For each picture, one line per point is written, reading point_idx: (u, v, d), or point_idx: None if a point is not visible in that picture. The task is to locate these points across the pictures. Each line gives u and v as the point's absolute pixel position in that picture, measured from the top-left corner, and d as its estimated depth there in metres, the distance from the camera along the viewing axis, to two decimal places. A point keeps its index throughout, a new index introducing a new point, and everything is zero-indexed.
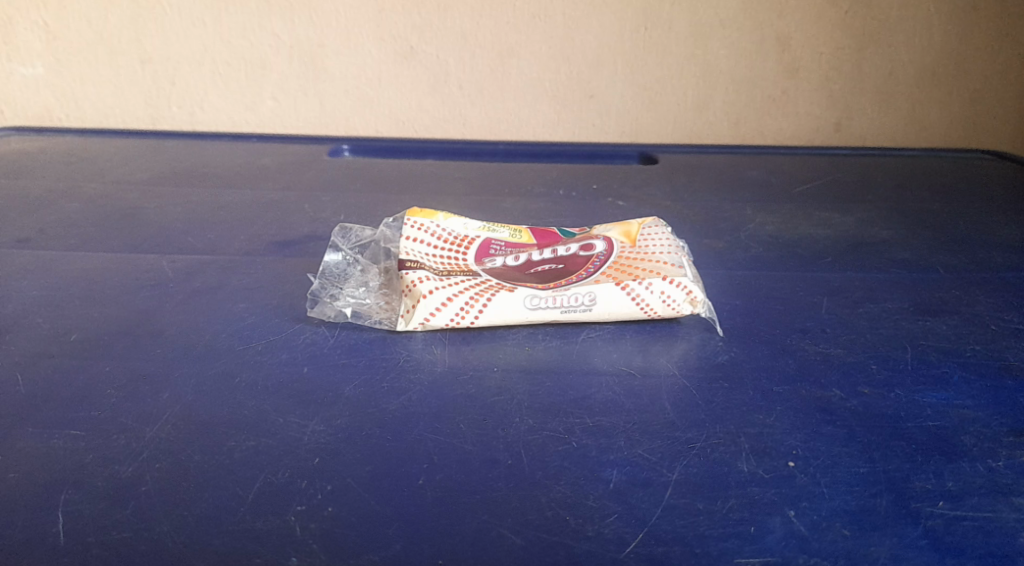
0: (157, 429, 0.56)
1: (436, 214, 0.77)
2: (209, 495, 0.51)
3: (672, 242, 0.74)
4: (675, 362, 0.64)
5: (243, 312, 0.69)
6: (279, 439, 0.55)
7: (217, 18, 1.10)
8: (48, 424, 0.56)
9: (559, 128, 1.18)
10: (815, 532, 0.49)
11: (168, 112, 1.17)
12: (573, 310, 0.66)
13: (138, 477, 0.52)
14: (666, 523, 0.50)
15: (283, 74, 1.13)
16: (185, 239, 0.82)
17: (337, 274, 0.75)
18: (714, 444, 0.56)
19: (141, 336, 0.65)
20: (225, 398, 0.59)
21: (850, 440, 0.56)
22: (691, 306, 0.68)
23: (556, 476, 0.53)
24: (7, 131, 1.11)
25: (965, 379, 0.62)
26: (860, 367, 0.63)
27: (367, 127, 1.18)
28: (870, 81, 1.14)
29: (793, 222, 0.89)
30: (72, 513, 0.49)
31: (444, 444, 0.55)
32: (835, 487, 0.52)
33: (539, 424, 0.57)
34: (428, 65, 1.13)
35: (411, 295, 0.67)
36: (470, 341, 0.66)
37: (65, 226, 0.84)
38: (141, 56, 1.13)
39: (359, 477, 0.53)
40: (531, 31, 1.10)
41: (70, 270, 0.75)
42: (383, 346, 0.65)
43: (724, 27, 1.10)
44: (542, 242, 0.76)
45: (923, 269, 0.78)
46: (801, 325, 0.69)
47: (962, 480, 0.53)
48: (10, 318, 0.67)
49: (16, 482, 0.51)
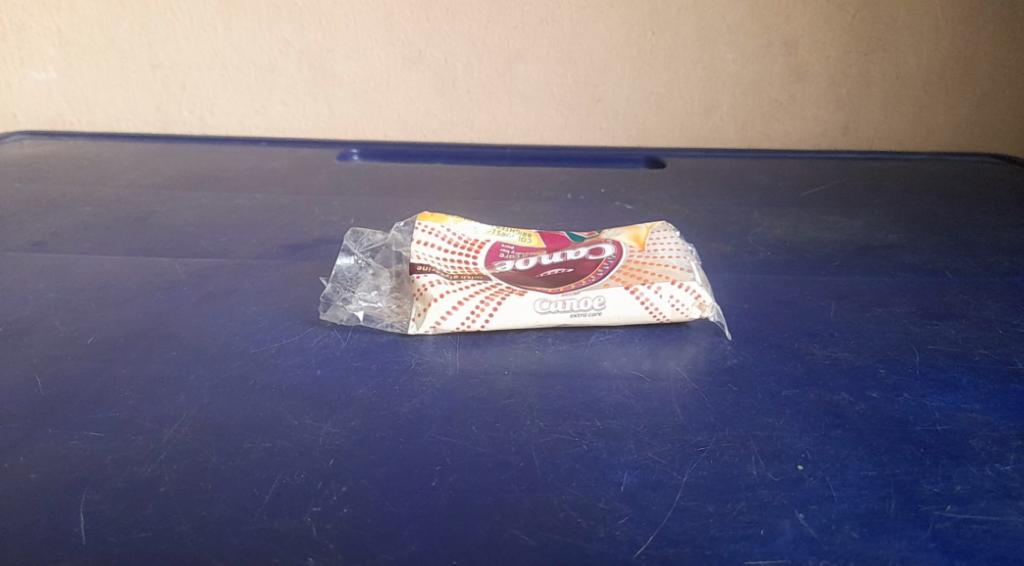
0: (173, 431, 0.56)
1: (447, 218, 0.78)
2: (226, 496, 0.52)
3: (680, 246, 0.75)
4: (684, 365, 0.64)
5: (257, 316, 0.69)
6: (293, 441, 0.56)
7: (227, 22, 1.10)
8: (66, 426, 0.57)
9: (566, 132, 1.19)
10: (824, 535, 0.50)
11: (179, 117, 1.18)
12: (583, 314, 0.67)
13: (155, 478, 0.53)
14: (678, 525, 0.51)
15: (292, 78, 1.14)
16: (197, 243, 0.83)
17: (348, 277, 0.75)
18: (724, 447, 0.56)
19: (156, 339, 0.66)
20: (239, 400, 0.59)
21: (859, 444, 0.57)
22: (700, 310, 0.68)
23: (567, 478, 0.53)
24: (20, 135, 1.12)
25: (973, 383, 0.62)
26: (869, 371, 0.64)
27: (375, 131, 1.18)
28: (877, 85, 1.15)
29: (801, 226, 0.90)
30: (93, 514, 0.50)
31: (456, 447, 0.56)
32: (844, 490, 0.53)
33: (550, 427, 0.58)
34: (436, 70, 1.13)
35: (422, 299, 0.68)
36: (480, 344, 0.66)
37: (78, 229, 0.85)
38: (152, 61, 1.13)
39: (374, 479, 0.53)
40: (539, 36, 1.11)
41: (85, 274, 0.76)
42: (394, 349, 0.65)
43: (730, 32, 1.10)
44: (552, 247, 0.77)
45: (930, 273, 0.79)
46: (809, 330, 0.69)
47: (971, 483, 0.53)
48: (27, 321, 0.68)
49: (36, 483, 0.52)
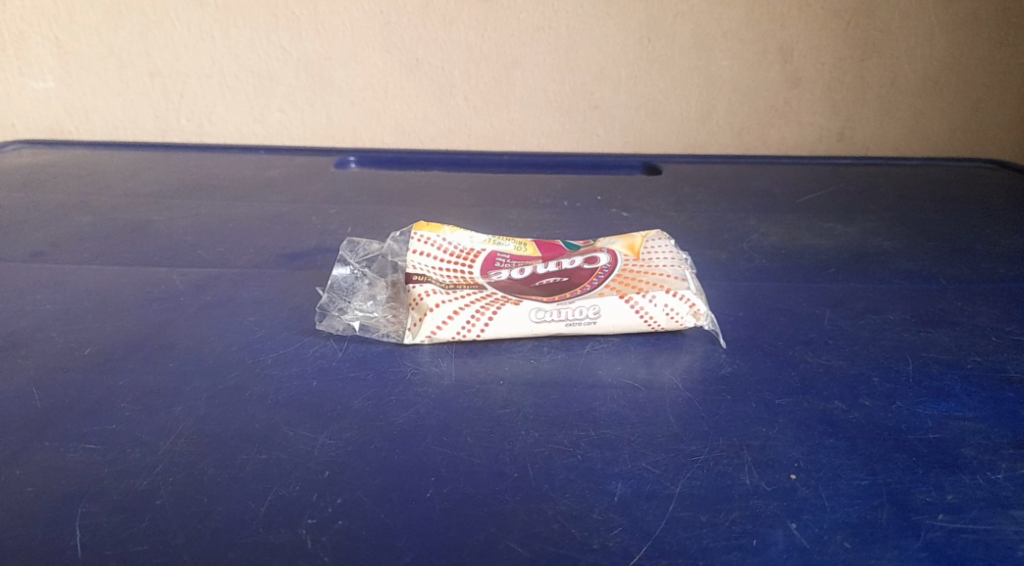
0: (170, 442, 0.57)
1: (443, 227, 0.78)
2: (223, 508, 0.52)
3: (675, 254, 0.75)
4: (679, 374, 0.65)
5: (254, 325, 0.70)
6: (289, 452, 0.56)
7: (226, 31, 1.11)
8: (64, 438, 0.57)
9: (563, 139, 1.19)
10: (817, 545, 0.50)
11: (178, 125, 1.18)
12: (578, 323, 0.67)
13: (152, 490, 0.53)
14: (671, 535, 0.51)
15: (290, 86, 1.15)
16: (196, 252, 0.83)
17: (345, 287, 0.76)
18: (718, 456, 0.56)
19: (153, 349, 0.66)
20: (236, 411, 0.60)
21: (852, 453, 0.57)
22: (695, 318, 0.68)
23: (562, 488, 0.54)
24: (19, 144, 1.13)
25: (966, 391, 0.63)
26: (862, 379, 0.64)
27: (374, 138, 1.19)
28: (873, 91, 1.15)
29: (796, 232, 0.90)
30: (90, 526, 0.51)
31: (452, 457, 0.56)
32: (837, 499, 0.53)
33: (545, 436, 0.58)
34: (434, 77, 1.14)
35: (418, 309, 0.68)
36: (476, 353, 0.66)
37: (77, 239, 0.86)
38: (150, 70, 1.14)
39: (369, 489, 0.54)
40: (536, 43, 1.11)
41: (84, 284, 0.76)
42: (391, 359, 0.66)
43: (726, 38, 1.10)
44: (548, 255, 0.77)
45: (926, 280, 0.79)
46: (804, 337, 0.69)
47: (962, 492, 0.54)
48: (25, 331, 0.68)
49: (35, 495, 0.53)
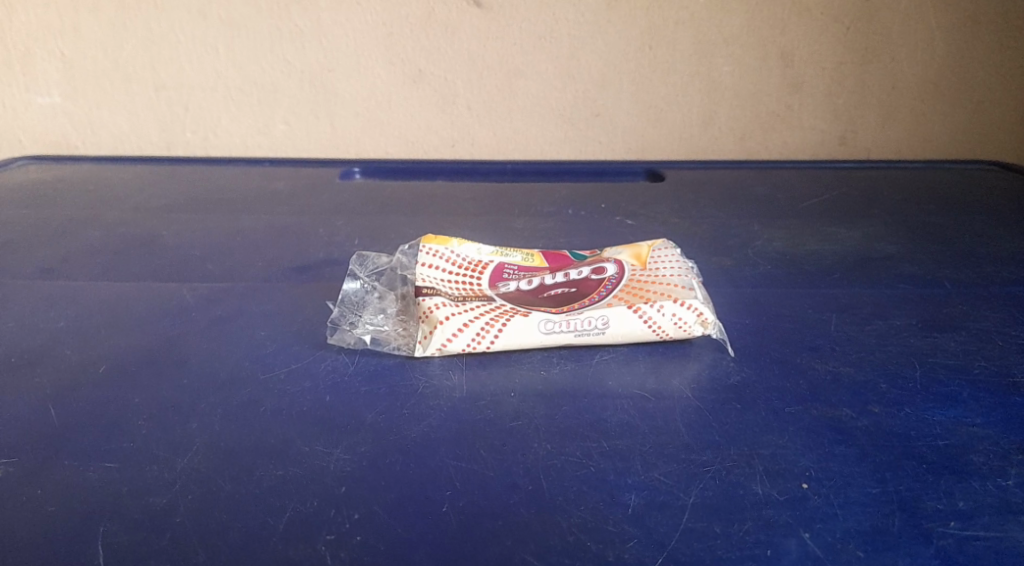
0: (188, 459, 0.57)
1: (450, 240, 0.79)
2: (240, 524, 0.52)
3: (681, 263, 0.76)
4: (688, 382, 0.65)
5: (266, 339, 0.70)
6: (304, 468, 0.56)
7: (229, 44, 1.11)
8: (82, 456, 0.57)
9: (566, 146, 1.20)
10: (829, 554, 0.51)
11: (183, 137, 1.19)
12: (586, 334, 0.68)
13: (171, 508, 0.53)
14: (684, 546, 0.51)
15: (294, 98, 1.15)
16: (205, 265, 0.84)
17: (355, 300, 0.76)
18: (728, 466, 0.57)
19: (168, 365, 0.67)
20: (251, 426, 0.60)
21: (862, 460, 0.57)
22: (702, 327, 0.69)
23: (575, 500, 0.54)
24: (25, 160, 1.13)
25: (974, 396, 0.63)
26: (870, 386, 0.65)
27: (378, 148, 1.19)
28: (874, 95, 1.15)
29: (800, 238, 0.91)
30: (111, 545, 0.51)
31: (466, 470, 0.56)
32: (848, 507, 0.54)
33: (557, 448, 0.58)
34: (437, 86, 1.14)
35: (428, 321, 0.69)
36: (486, 365, 0.67)
37: (87, 254, 0.86)
38: (155, 84, 1.14)
39: (384, 504, 0.54)
40: (538, 52, 1.12)
41: (95, 300, 0.76)
42: (402, 372, 0.66)
43: (727, 44, 1.11)
44: (554, 266, 0.78)
45: (930, 285, 0.80)
46: (811, 344, 0.70)
47: (973, 499, 0.54)
48: (39, 349, 0.69)
49: (55, 514, 0.53)
